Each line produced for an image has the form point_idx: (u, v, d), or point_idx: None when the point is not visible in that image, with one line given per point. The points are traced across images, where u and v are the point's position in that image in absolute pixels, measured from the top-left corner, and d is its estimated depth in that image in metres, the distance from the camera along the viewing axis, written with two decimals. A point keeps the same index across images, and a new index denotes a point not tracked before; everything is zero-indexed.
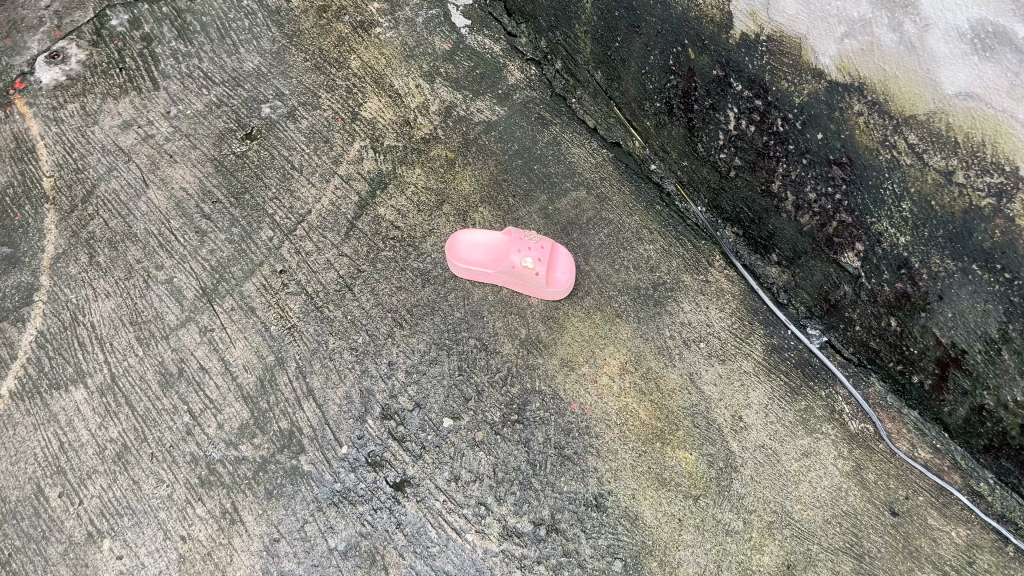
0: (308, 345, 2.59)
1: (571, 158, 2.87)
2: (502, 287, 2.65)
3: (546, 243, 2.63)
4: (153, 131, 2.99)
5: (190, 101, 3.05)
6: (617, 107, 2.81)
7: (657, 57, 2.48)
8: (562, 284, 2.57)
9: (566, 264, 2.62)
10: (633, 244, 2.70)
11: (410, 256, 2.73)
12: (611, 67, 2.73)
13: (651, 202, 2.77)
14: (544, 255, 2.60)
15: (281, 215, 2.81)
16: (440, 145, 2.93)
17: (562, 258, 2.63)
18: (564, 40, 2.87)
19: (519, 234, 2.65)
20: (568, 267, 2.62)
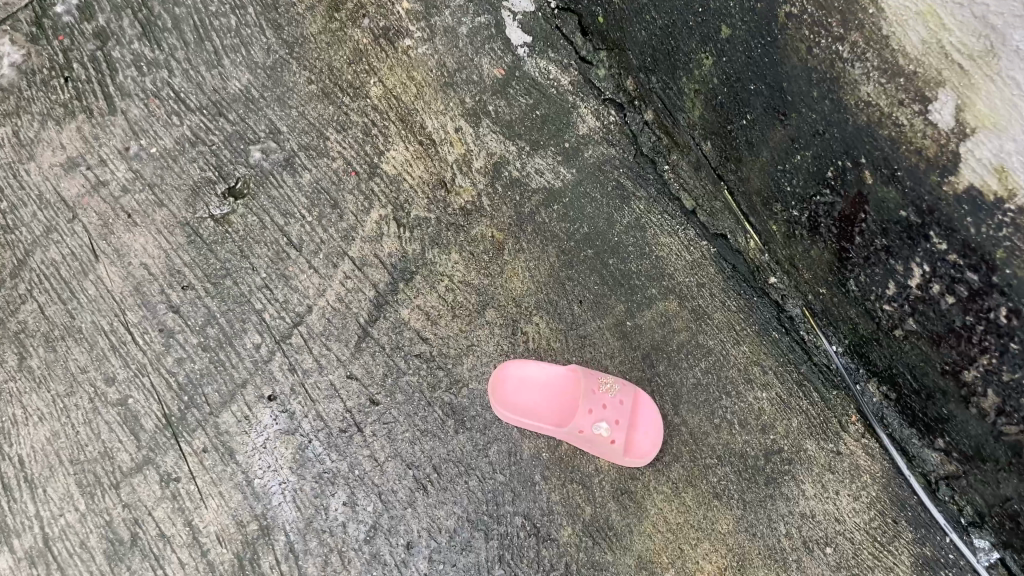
0: (302, 509, 1.96)
1: (660, 251, 2.15)
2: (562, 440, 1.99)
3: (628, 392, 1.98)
4: (107, 176, 2.25)
5: (157, 135, 2.28)
6: (730, 192, 2.11)
7: (811, 162, 1.75)
8: (647, 453, 1.95)
9: (654, 420, 1.97)
10: (740, 388, 2.02)
11: (441, 384, 2.06)
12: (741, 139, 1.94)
13: (766, 326, 2.06)
14: (624, 413, 1.96)
15: (272, 313, 2.12)
16: (485, 221, 2.21)
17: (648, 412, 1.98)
18: (664, 92, 2.11)
19: (591, 382, 1.98)
20: (656, 424, 1.97)
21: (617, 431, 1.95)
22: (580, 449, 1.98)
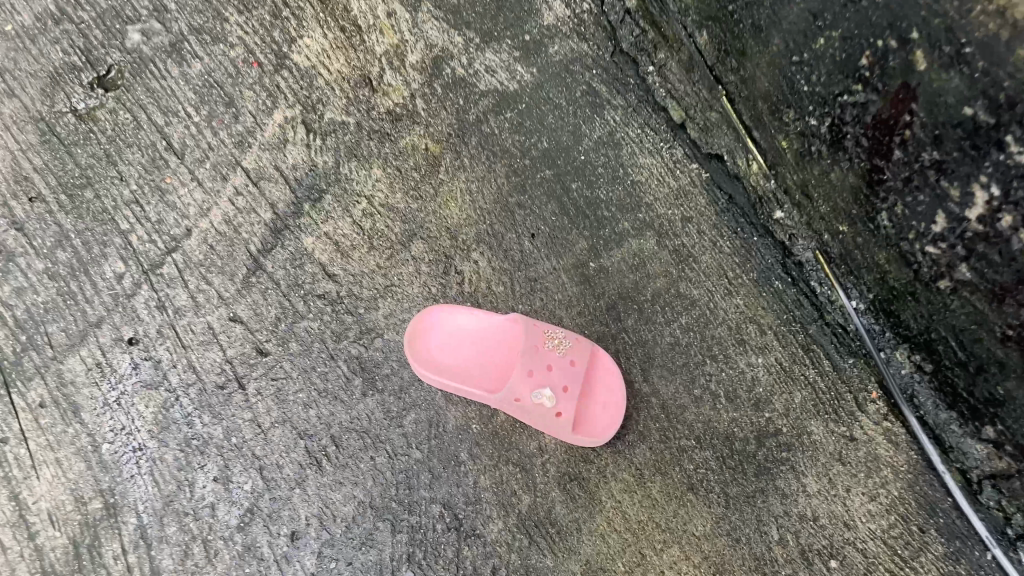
0: (161, 485, 1.54)
1: (636, 176, 1.69)
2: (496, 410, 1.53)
3: (581, 352, 1.51)
4: None
5: (21, 25, 1.73)
6: (727, 98, 1.61)
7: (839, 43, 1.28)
8: (605, 433, 1.50)
9: (614, 387, 1.52)
10: (729, 352, 1.58)
11: (349, 333, 1.61)
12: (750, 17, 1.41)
13: (767, 274, 1.61)
14: (575, 378, 1.50)
15: (141, 236, 1.67)
16: (418, 129, 1.74)
17: (604, 376, 1.53)
18: None
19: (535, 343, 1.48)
20: (617, 393, 1.52)
21: (568, 402, 1.48)
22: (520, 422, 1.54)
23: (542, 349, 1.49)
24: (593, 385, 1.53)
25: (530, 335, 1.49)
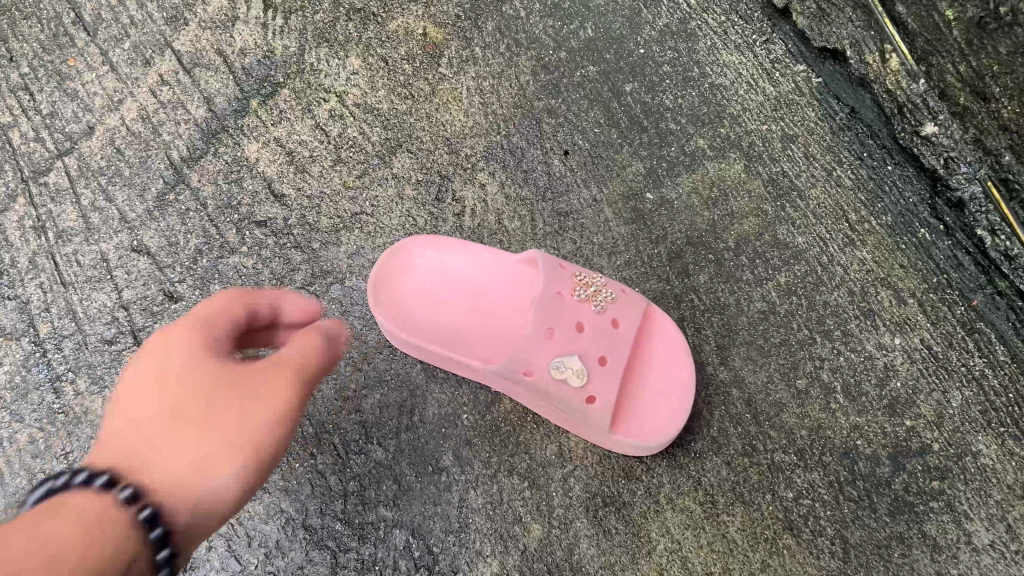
0: (5, 479, 1.06)
1: (717, 78, 1.19)
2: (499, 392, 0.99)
3: (627, 308, 0.99)
4: None
5: None
6: None
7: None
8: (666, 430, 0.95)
9: (677, 362, 1.00)
10: (849, 328, 1.06)
11: (296, 277, 1.13)
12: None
13: (907, 219, 1.10)
14: (619, 345, 0.97)
15: (24, 133, 1.21)
16: (415, 9, 1.27)
17: (661, 347, 1.01)
18: None
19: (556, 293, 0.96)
20: (681, 372, 0.99)
21: (608, 380, 0.94)
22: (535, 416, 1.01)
23: (568, 297, 0.96)
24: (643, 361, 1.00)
25: (549, 275, 0.96)
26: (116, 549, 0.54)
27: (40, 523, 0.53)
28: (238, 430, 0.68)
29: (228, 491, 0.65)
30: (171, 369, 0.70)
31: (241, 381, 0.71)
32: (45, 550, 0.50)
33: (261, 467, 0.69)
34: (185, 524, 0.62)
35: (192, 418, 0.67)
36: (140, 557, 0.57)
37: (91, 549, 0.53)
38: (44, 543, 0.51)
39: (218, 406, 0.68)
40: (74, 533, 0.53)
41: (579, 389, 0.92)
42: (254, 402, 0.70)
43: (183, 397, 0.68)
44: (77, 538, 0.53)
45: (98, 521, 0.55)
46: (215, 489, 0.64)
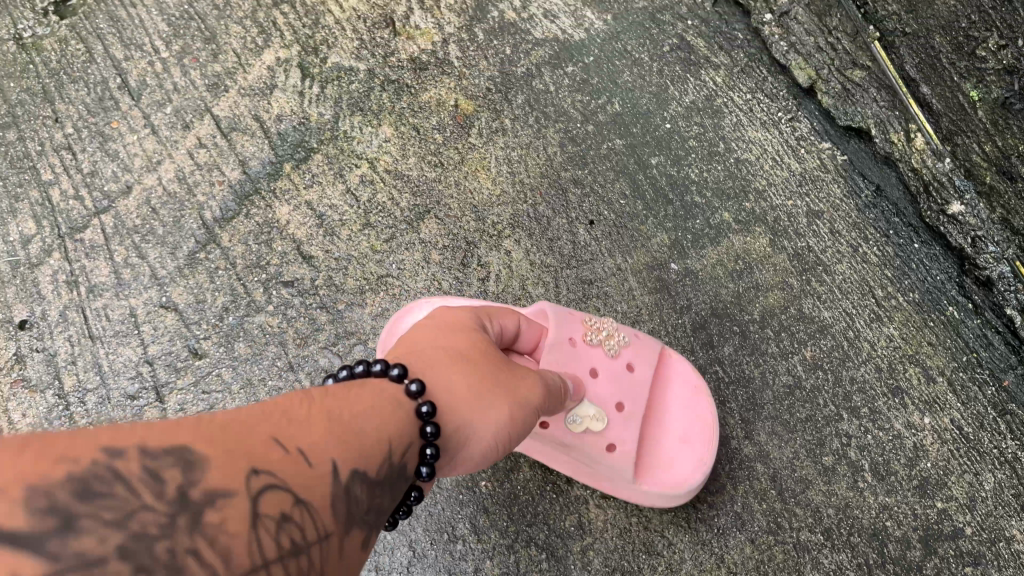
0: None
1: (741, 153, 1.21)
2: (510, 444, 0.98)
3: (642, 355, 1.00)
4: None
5: None
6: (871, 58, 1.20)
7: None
8: (685, 474, 0.95)
9: (696, 410, 1.00)
10: (877, 405, 1.05)
11: (319, 336, 1.14)
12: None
13: (935, 297, 1.09)
14: (636, 392, 0.98)
15: (63, 191, 1.24)
16: (448, 81, 1.30)
17: (680, 394, 1.01)
18: None
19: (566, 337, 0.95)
20: (701, 415, 1.00)
21: (625, 427, 0.95)
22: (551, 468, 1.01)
23: (580, 343, 0.96)
24: (662, 408, 1.01)
25: (558, 321, 0.95)
26: (395, 432, 0.67)
27: (342, 400, 0.66)
28: (507, 389, 0.77)
29: (487, 433, 0.75)
30: (444, 330, 0.82)
31: (520, 375, 0.81)
32: (358, 438, 0.63)
33: (530, 421, 0.79)
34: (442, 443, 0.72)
35: (479, 374, 0.77)
36: (414, 445, 0.68)
37: (375, 427, 0.66)
38: (344, 415, 0.64)
39: (496, 371, 0.79)
40: (377, 419, 0.66)
41: (596, 440, 0.93)
42: (531, 376, 0.81)
43: (441, 355, 0.77)
44: (381, 418, 0.67)
45: (382, 406, 0.68)
46: (479, 431, 0.74)
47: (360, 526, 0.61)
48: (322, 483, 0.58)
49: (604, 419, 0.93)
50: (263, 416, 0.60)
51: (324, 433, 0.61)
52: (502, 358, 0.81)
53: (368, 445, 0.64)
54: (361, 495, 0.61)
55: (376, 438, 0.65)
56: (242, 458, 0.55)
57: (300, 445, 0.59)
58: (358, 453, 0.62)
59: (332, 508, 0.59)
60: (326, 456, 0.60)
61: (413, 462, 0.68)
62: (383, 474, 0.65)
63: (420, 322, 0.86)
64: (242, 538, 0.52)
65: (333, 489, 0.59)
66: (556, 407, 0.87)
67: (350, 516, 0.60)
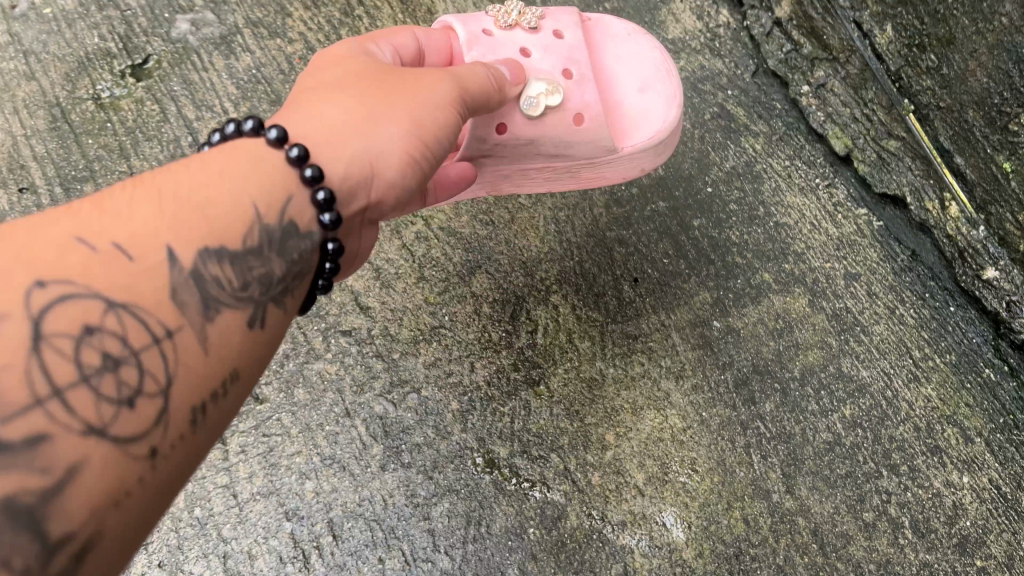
0: None
1: (781, 215, 1.26)
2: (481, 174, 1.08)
3: (564, 20, 1.08)
4: None
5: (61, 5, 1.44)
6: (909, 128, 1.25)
7: (987, 58, 1.12)
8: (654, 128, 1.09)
9: (645, 59, 1.14)
10: (916, 463, 1.11)
11: (375, 384, 1.15)
12: (931, 9, 1.15)
13: (974, 361, 1.16)
14: (574, 56, 1.04)
15: None
16: None
17: (617, 44, 1.14)
18: None
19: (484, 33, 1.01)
20: (652, 60, 1.14)
21: (580, 90, 1.03)
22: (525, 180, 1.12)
23: (495, 33, 1.02)
24: (610, 76, 1.13)
25: (468, 38, 1.00)
26: (238, 201, 0.69)
27: (181, 173, 0.68)
28: (407, 92, 0.83)
29: (394, 146, 0.80)
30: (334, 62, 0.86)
31: (422, 75, 0.86)
32: (195, 209, 0.65)
33: (444, 119, 0.84)
34: (343, 179, 0.77)
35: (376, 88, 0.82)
36: (300, 196, 0.73)
37: (212, 197, 0.67)
38: (180, 190, 0.66)
39: (390, 81, 0.84)
40: (225, 185, 0.69)
41: (560, 117, 1.01)
42: (439, 75, 0.86)
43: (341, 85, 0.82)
44: (239, 184, 0.70)
45: (233, 174, 0.70)
46: (386, 142, 0.80)
47: (223, 304, 0.65)
48: (149, 268, 0.61)
49: (559, 92, 1.00)
50: (74, 214, 0.61)
51: (144, 216, 0.63)
52: (397, 69, 0.86)
53: (207, 217, 0.66)
54: (210, 273, 0.64)
55: (224, 200, 0.68)
56: (44, 268, 0.57)
57: (113, 236, 0.61)
58: (194, 229, 0.64)
59: (171, 296, 0.62)
60: (152, 242, 0.62)
61: (282, 227, 0.71)
62: (245, 241, 0.68)
63: (315, 64, 0.88)
64: (25, 361, 0.53)
65: (165, 271, 0.62)
66: (495, 99, 0.93)
67: (201, 293, 0.63)
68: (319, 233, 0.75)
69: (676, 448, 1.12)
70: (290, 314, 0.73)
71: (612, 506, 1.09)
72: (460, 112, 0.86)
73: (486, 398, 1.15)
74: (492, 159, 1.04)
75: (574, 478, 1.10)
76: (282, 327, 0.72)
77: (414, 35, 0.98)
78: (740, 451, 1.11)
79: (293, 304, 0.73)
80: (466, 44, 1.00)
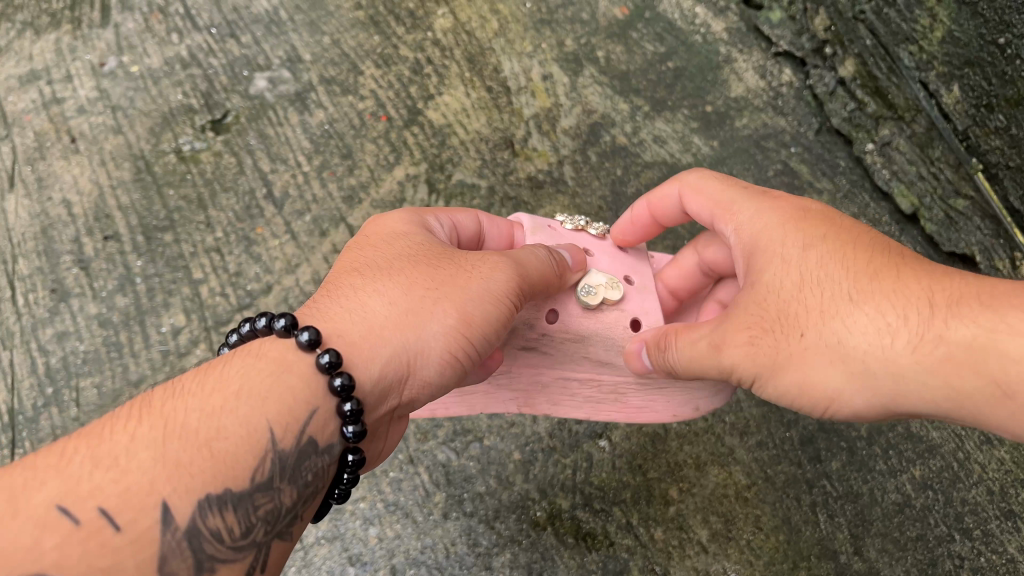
0: None
1: None
2: (512, 368, 0.95)
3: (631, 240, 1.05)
4: (54, 81, 1.51)
5: (150, 64, 1.52)
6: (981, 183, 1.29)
7: None
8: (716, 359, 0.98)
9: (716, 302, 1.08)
10: (989, 528, 1.10)
11: (439, 432, 1.17)
12: (1000, 70, 1.20)
13: None
14: (639, 267, 0.99)
15: (212, 288, 1.34)
16: (563, 199, 1.39)
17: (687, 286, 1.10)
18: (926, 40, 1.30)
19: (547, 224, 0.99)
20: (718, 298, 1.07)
21: (641, 296, 0.95)
22: (560, 399, 0.99)
23: (560, 227, 0.99)
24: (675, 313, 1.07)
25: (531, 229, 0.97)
26: (251, 427, 0.67)
27: (191, 399, 0.66)
28: (448, 284, 0.79)
29: (432, 349, 0.77)
30: (382, 242, 0.85)
31: (478, 261, 0.82)
32: (198, 457, 0.63)
33: (497, 317, 0.79)
34: (375, 385, 0.74)
35: (425, 280, 0.79)
36: (323, 414, 0.71)
37: (218, 431, 0.65)
38: (185, 433, 0.64)
39: (436, 269, 0.80)
40: (236, 418, 0.66)
41: (618, 316, 0.93)
42: (492, 265, 0.81)
43: (388, 269, 0.80)
44: (254, 413, 0.67)
45: (249, 396, 0.68)
46: (422, 349, 0.76)
47: (220, 561, 0.64)
48: (139, 538, 0.60)
49: (619, 289, 0.92)
50: (67, 472, 0.61)
51: (141, 468, 0.61)
52: (447, 254, 0.82)
53: (207, 463, 0.64)
54: (207, 528, 0.63)
55: (235, 439, 0.66)
56: (15, 563, 0.56)
57: (100, 501, 0.59)
58: (193, 480, 0.62)
59: (159, 566, 0.61)
60: (145, 507, 0.60)
61: (298, 447, 0.70)
62: (249, 482, 0.66)
63: (366, 236, 0.87)
64: None
65: (155, 535, 0.60)
66: (553, 282, 0.86)
67: (195, 553, 0.62)
68: (342, 443, 0.73)
69: (741, 506, 1.11)
70: (300, 531, 0.73)
71: (675, 561, 1.08)
72: (513, 304, 0.81)
73: (548, 449, 1.15)
74: (540, 356, 0.93)
75: (637, 533, 1.10)
76: (285, 553, 0.71)
77: (477, 217, 0.97)
78: (805, 510, 1.10)
79: (301, 524, 0.72)
80: (531, 229, 0.97)
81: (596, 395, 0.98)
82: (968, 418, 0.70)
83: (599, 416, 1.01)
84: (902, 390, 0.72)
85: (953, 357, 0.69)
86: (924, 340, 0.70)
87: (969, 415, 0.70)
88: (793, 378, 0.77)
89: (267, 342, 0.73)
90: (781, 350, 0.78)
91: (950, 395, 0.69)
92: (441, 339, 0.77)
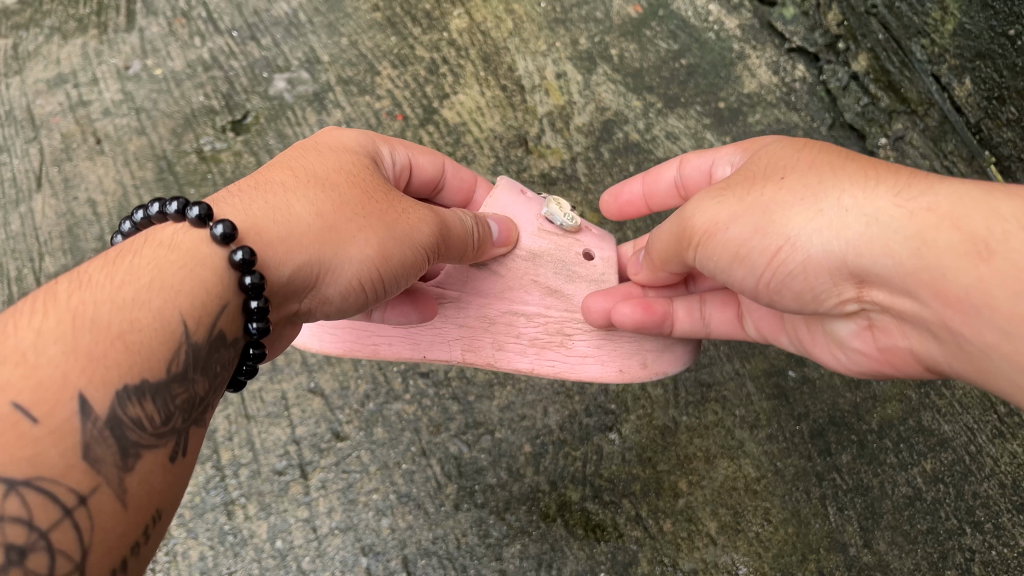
0: None
1: None
2: (465, 297, 1.02)
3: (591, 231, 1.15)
4: (81, 84, 1.55)
5: (173, 67, 1.56)
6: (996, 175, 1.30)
7: None
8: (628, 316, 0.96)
9: None
10: (1001, 521, 1.10)
11: (451, 425, 1.18)
12: (1011, 62, 1.23)
13: None
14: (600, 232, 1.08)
15: None
16: (576, 196, 1.40)
17: None
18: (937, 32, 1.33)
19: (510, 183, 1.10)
20: None
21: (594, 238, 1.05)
22: (505, 341, 1.03)
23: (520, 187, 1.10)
24: None
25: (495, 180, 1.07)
26: (164, 319, 0.60)
27: (98, 288, 0.59)
28: (384, 212, 0.80)
29: (356, 260, 0.76)
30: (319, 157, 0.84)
31: (408, 207, 0.83)
32: (116, 342, 0.57)
33: (412, 254, 0.81)
34: (290, 278, 0.73)
35: (356, 202, 0.79)
36: (235, 301, 0.67)
37: (132, 324, 0.58)
38: (99, 317, 0.57)
39: (372, 198, 0.81)
40: (150, 303, 0.60)
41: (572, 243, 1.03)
42: (420, 215, 0.83)
43: (317, 180, 0.80)
44: (170, 297, 0.62)
45: (160, 284, 0.62)
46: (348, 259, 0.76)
47: (146, 445, 0.57)
48: (61, 423, 0.52)
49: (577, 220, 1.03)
50: None
51: (53, 361, 0.53)
52: (384, 189, 0.84)
53: (122, 355, 0.57)
54: (128, 417, 0.55)
55: (153, 325, 0.59)
56: None
57: (14, 396, 0.51)
58: (109, 370, 0.55)
59: (82, 453, 0.52)
60: (64, 393, 0.53)
61: (209, 339, 0.64)
62: (168, 372, 0.60)
63: (303, 148, 0.86)
64: None
65: (73, 425, 0.52)
66: (470, 247, 0.92)
67: (118, 440, 0.55)
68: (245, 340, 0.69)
69: (750, 498, 1.11)
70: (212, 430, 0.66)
71: (684, 553, 1.09)
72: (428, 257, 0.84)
73: (558, 442, 1.16)
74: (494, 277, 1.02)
75: (646, 525, 1.10)
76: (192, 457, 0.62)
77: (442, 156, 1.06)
78: (815, 502, 1.10)
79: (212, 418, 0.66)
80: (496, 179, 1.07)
81: (540, 336, 1.03)
82: (928, 284, 0.69)
83: (543, 370, 1.03)
84: (872, 239, 0.71)
85: (937, 209, 0.69)
86: (909, 189, 0.71)
87: (935, 276, 0.68)
88: (754, 222, 0.78)
89: (175, 231, 0.68)
90: (754, 191, 0.79)
91: (924, 245, 0.68)
92: (356, 263, 0.76)
